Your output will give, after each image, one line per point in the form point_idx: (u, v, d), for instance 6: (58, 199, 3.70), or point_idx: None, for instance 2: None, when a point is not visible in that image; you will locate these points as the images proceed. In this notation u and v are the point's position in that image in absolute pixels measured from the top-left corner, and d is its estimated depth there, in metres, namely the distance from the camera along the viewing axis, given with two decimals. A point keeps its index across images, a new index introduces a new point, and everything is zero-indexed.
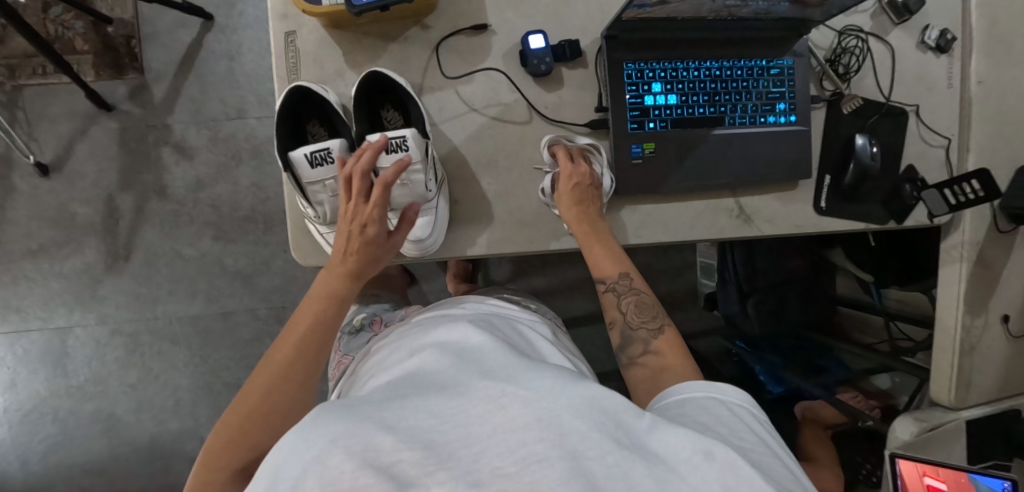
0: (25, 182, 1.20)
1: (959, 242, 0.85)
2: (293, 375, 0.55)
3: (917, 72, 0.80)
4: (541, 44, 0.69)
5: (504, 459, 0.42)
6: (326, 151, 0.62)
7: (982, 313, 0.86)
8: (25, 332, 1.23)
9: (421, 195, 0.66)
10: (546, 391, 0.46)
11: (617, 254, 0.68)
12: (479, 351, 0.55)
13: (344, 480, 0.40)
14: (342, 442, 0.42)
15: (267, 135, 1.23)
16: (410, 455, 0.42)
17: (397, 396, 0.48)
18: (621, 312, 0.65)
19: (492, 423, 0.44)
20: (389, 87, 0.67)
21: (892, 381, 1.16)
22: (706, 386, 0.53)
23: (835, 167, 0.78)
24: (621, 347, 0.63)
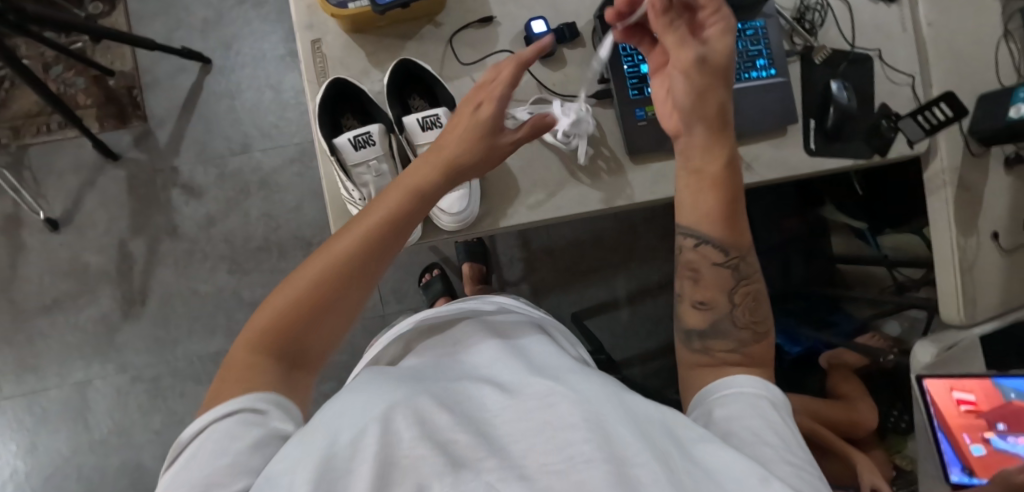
0: (36, 238, 1.22)
1: (940, 169, 0.94)
2: (361, 261, 0.49)
3: (874, 22, 0.89)
4: (543, 28, 0.75)
5: (552, 457, 0.38)
6: (368, 134, 0.67)
7: (973, 233, 0.95)
8: (42, 390, 1.20)
9: None
10: (600, 397, 0.43)
11: (742, 227, 0.58)
12: (529, 351, 0.51)
13: (399, 451, 0.38)
14: (399, 410, 0.40)
15: (273, 165, 1.27)
16: (462, 439, 0.39)
17: (449, 385, 0.45)
18: (728, 300, 0.58)
19: (542, 419, 0.41)
20: (416, 76, 0.73)
21: (901, 327, 1.22)
22: (758, 385, 0.53)
23: (817, 111, 0.86)
24: (714, 331, 0.58)
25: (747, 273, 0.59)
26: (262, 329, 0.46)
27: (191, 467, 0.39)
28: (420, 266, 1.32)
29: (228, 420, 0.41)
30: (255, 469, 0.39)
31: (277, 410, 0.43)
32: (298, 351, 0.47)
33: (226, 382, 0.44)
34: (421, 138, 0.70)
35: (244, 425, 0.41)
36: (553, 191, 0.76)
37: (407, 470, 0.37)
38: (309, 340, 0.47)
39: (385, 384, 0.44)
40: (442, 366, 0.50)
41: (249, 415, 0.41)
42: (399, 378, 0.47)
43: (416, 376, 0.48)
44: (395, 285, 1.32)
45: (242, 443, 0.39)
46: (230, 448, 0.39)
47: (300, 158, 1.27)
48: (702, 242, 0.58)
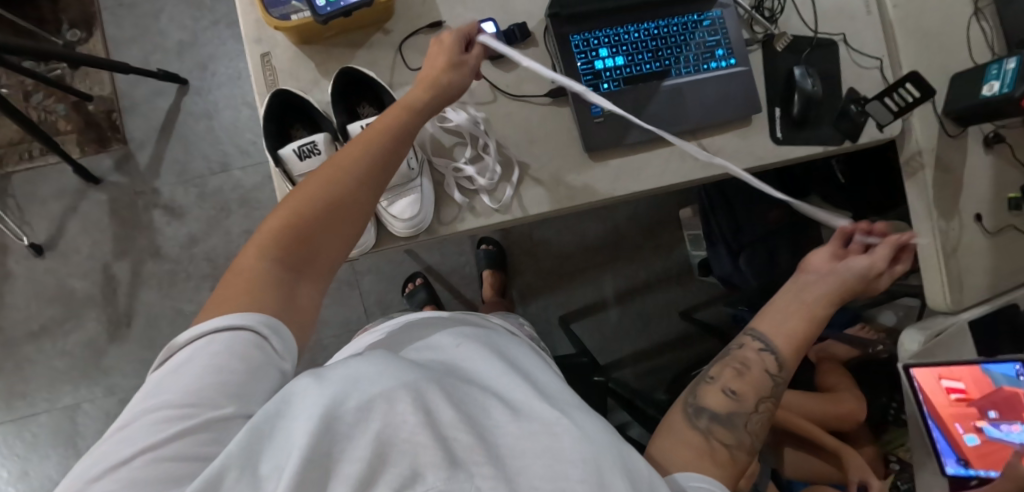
0: (22, 265, 1.23)
1: (915, 152, 0.92)
2: (364, 175, 0.55)
3: (838, 5, 0.88)
4: (493, 30, 0.75)
5: (545, 484, 0.38)
6: (312, 144, 0.66)
7: (955, 216, 0.92)
8: (32, 415, 1.21)
9: (404, 174, 0.70)
10: (603, 441, 0.42)
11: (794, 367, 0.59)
12: (538, 374, 0.51)
13: (402, 432, 0.37)
14: (417, 391, 0.39)
15: (253, 183, 1.28)
16: (464, 436, 0.38)
17: (463, 381, 0.44)
18: (756, 404, 0.56)
19: (543, 444, 0.40)
20: (363, 83, 0.72)
21: (898, 316, 1.14)
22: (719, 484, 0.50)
23: (782, 99, 0.84)
24: (722, 421, 0.54)
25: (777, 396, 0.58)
26: (275, 234, 0.50)
27: (182, 374, 0.42)
28: (401, 276, 1.32)
29: (221, 335, 0.44)
30: (237, 385, 0.42)
31: (271, 333, 0.46)
32: (306, 259, 0.51)
33: (232, 288, 0.47)
34: None
35: (236, 342, 0.44)
36: (507, 189, 0.75)
37: (406, 450, 0.36)
38: (321, 249, 0.52)
39: (405, 361, 0.43)
40: (458, 360, 0.49)
41: (240, 334, 0.44)
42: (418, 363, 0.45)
43: (433, 364, 0.47)
44: (378, 296, 1.31)
45: (233, 357, 0.43)
46: (221, 365, 0.43)
47: None
48: (766, 350, 0.58)
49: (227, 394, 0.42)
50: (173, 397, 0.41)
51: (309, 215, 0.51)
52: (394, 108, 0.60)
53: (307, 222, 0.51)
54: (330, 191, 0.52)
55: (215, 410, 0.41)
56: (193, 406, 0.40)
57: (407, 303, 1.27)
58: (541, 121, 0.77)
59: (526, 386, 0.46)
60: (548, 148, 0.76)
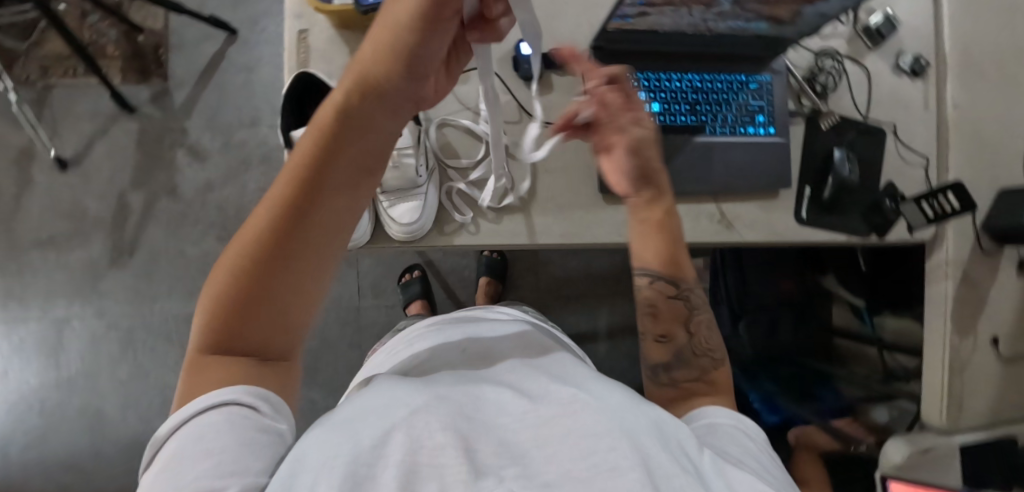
0: (44, 175, 1.25)
1: (942, 261, 0.88)
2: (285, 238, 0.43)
3: (894, 94, 0.84)
4: (530, 51, 0.72)
5: (577, 463, 0.39)
6: None
7: (971, 334, 0.89)
8: (23, 321, 1.23)
9: (410, 180, 0.70)
10: (621, 408, 0.44)
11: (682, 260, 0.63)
12: (548, 365, 0.53)
13: (423, 454, 0.38)
14: (425, 415, 0.40)
15: (278, 143, 1.29)
16: (485, 447, 0.39)
17: (473, 390, 0.46)
18: (684, 332, 0.62)
19: (565, 429, 0.42)
20: None
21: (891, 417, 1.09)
22: (733, 417, 0.53)
23: (814, 178, 0.81)
24: (670, 365, 0.61)
25: (698, 303, 0.63)
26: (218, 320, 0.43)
27: (171, 466, 0.37)
28: (398, 263, 1.32)
29: (211, 414, 0.40)
30: (230, 462, 0.37)
31: (259, 400, 0.42)
32: (258, 340, 0.44)
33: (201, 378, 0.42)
34: None
35: (230, 416, 0.40)
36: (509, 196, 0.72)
37: (432, 471, 0.37)
38: (266, 331, 0.44)
39: (409, 389, 0.45)
40: (467, 374, 0.50)
41: (236, 407, 0.41)
42: (424, 384, 0.47)
43: (442, 380, 0.48)
44: (372, 280, 1.31)
45: (225, 433, 0.39)
46: (212, 441, 0.38)
47: None
48: (653, 279, 0.62)
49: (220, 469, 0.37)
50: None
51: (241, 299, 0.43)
52: (317, 128, 0.43)
53: (243, 309, 0.43)
54: (258, 268, 0.43)
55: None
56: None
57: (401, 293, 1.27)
58: (561, 152, 0.74)
59: (535, 384, 0.47)
60: (562, 180, 0.74)
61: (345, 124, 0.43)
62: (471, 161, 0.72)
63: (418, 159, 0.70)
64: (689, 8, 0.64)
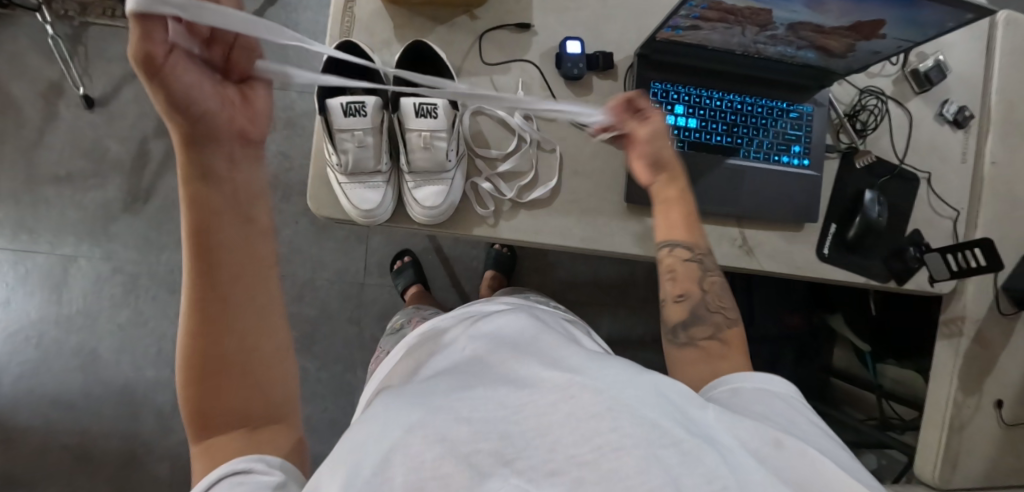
0: (70, 112, 1.25)
1: (959, 315, 0.88)
2: (203, 315, 0.46)
3: (933, 142, 0.83)
4: (577, 50, 0.71)
5: (581, 447, 0.40)
6: (361, 104, 0.64)
7: (975, 393, 0.88)
8: (31, 253, 1.23)
9: (440, 163, 0.68)
10: (616, 383, 0.44)
11: (699, 231, 0.66)
12: (539, 343, 0.51)
13: (424, 468, 0.38)
14: (417, 429, 0.40)
15: (304, 110, 1.29)
16: (487, 445, 0.40)
17: (461, 388, 0.45)
18: (701, 288, 0.63)
19: (564, 413, 0.42)
20: (428, 61, 0.69)
21: (878, 463, 1.16)
22: (761, 380, 0.54)
23: (841, 217, 0.80)
24: (684, 323, 0.62)
25: (711, 266, 0.65)
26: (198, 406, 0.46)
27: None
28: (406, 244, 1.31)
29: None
30: None
31: (252, 461, 0.43)
32: (252, 409, 0.47)
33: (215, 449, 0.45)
34: (411, 122, 0.67)
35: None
36: (541, 192, 0.71)
37: (437, 484, 0.38)
38: (241, 397, 0.47)
39: (402, 397, 0.44)
40: (461, 366, 0.50)
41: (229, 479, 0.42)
42: (416, 386, 0.46)
43: (437, 378, 0.48)
44: (379, 258, 1.31)
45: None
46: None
47: None
48: (675, 247, 0.65)
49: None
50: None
51: (199, 375, 0.46)
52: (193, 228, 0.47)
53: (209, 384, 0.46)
54: (197, 349, 0.46)
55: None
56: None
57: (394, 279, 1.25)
58: (592, 155, 0.73)
59: (528, 369, 0.47)
60: (588, 184, 0.73)
61: (197, 197, 0.47)
62: (502, 153, 0.72)
63: (450, 144, 0.68)
64: (743, 28, 0.64)
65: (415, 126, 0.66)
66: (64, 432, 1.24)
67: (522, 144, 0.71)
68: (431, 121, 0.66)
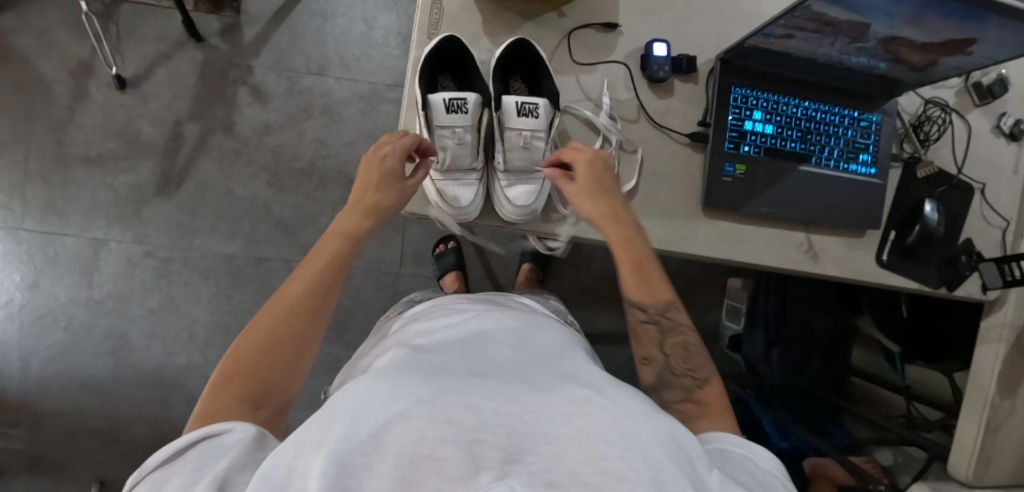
0: (100, 91, 1.21)
1: (999, 322, 0.92)
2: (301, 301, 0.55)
3: (988, 154, 0.85)
4: (663, 53, 0.74)
5: (585, 467, 0.39)
6: (464, 101, 0.69)
7: (1010, 396, 0.90)
8: (60, 236, 1.20)
9: (533, 162, 0.72)
10: (635, 416, 0.43)
11: (658, 285, 0.64)
12: (558, 362, 0.52)
13: (423, 447, 0.39)
14: (426, 407, 0.41)
15: (341, 96, 1.27)
16: (490, 439, 0.40)
17: (478, 377, 0.46)
18: (662, 352, 0.62)
19: (575, 428, 0.42)
20: (526, 58, 0.74)
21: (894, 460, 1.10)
22: (744, 445, 0.51)
23: (901, 224, 0.82)
24: (656, 387, 0.60)
25: (674, 325, 0.63)
26: (225, 373, 0.50)
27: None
28: (440, 234, 1.30)
29: (191, 449, 0.43)
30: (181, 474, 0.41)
31: (218, 439, 0.44)
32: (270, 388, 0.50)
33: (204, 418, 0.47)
34: (511, 120, 0.71)
35: (205, 454, 0.43)
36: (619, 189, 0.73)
37: (433, 465, 0.38)
38: (276, 373, 0.51)
39: (416, 375, 0.45)
40: (473, 359, 0.51)
41: (211, 440, 0.44)
42: (431, 368, 0.47)
43: (448, 365, 0.49)
44: (415, 249, 1.30)
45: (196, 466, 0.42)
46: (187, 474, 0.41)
47: (369, 97, 1.27)
48: (636, 312, 0.63)
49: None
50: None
51: (260, 346, 0.52)
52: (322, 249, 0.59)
53: (252, 360, 0.51)
54: (264, 338, 0.53)
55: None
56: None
57: (435, 263, 1.26)
58: (671, 157, 0.76)
59: (548, 381, 0.47)
60: (667, 186, 0.76)
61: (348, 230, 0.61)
62: None
63: (546, 143, 0.72)
64: (835, 39, 0.66)
65: (515, 125, 0.70)
66: (93, 416, 1.22)
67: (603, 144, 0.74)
68: (532, 120, 0.71)
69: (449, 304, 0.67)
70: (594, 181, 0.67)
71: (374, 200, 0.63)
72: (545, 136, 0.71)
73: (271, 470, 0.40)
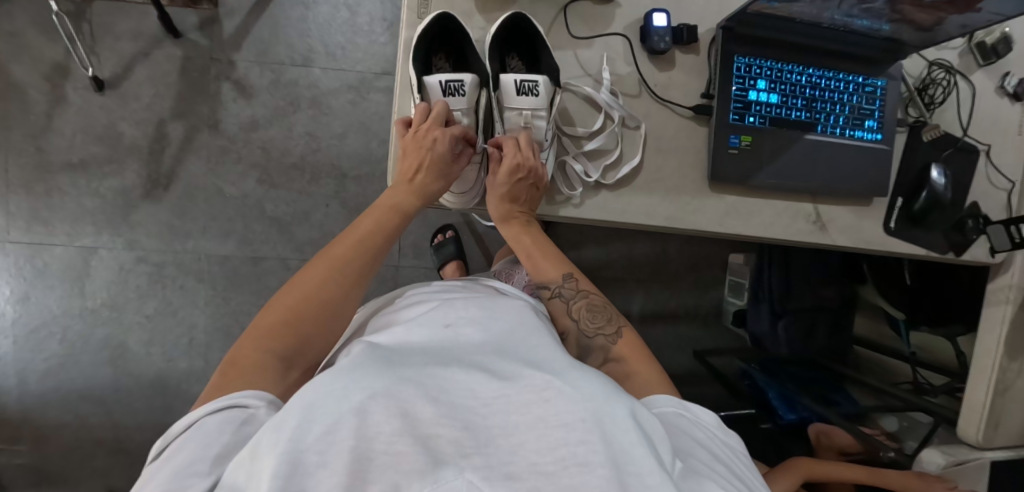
0: (78, 94, 1.17)
1: (1006, 285, 0.88)
2: (349, 271, 0.60)
3: (993, 115, 0.84)
4: (663, 23, 0.72)
5: (545, 456, 0.37)
6: (460, 83, 0.68)
7: (1019, 358, 0.88)
8: (48, 246, 1.17)
9: (536, 143, 0.71)
10: (598, 398, 0.41)
11: (559, 260, 0.69)
12: (520, 341, 0.49)
13: (379, 443, 0.37)
14: (382, 400, 0.38)
15: (329, 87, 1.23)
16: (448, 431, 0.38)
17: (438, 365, 0.43)
18: (574, 322, 0.64)
19: (535, 417, 0.40)
20: (523, 33, 0.72)
21: (899, 425, 1.14)
22: (676, 402, 0.52)
23: (907, 191, 0.80)
24: (581, 356, 0.62)
25: (572, 295, 0.66)
26: (260, 333, 0.53)
27: (169, 461, 0.42)
28: (437, 223, 1.28)
29: (213, 416, 0.45)
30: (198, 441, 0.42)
31: (241, 407, 0.46)
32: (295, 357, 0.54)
33: (226, 379, 0.49)
34: (512, 100, 0.70)
35: (231, 424, 0.44)
36: (624, 166, 0.72)
37: (389, 461, 0.36)
38: (313, 337, 0.56)
39: (371, 367, 0.42)
40: (432, 346, 0.48)
41: (233, 410, 0.46)
42: (388, 358, 0.44)
43: (406, 353, 0.46)
44: (414, 240, 1.27)
45: (221, 435, 0.43)
46: (209, 440, 0.42)
47: (358, 87, 1.24)
48: (555, 297, 0.66)
49: (209, 462, 0.41)
50: (153, 484, 0.41)
51: (297, 318, 0.55)
52: (360, 229, 0.64)
53: (294, 321, 0.55)
54: (286, 316, 0.55)
55: (195, 482, 0.39)
56: (172, 486, 0.39)
57: (433, 254, 1.22)
58: (676, 132, 0.75)
59: (509, 363, 0.44)
60: (672, 162, 0.74)
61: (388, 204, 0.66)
62: (587, 131, 0.73)
63: (548, 122, 0.71)
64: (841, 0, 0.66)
65: (515, 104, 0.69)
66: (97, 427, 1.20)
67: (604, 119, 0.73)
68: (532, 99, 0.69)
69: (410, 291, 0.64)
70: (516, 183, 0.69)
71: (423, 182, 0.67)
72: (547, 115, 0.70)
73: (232, 478, 0.38)
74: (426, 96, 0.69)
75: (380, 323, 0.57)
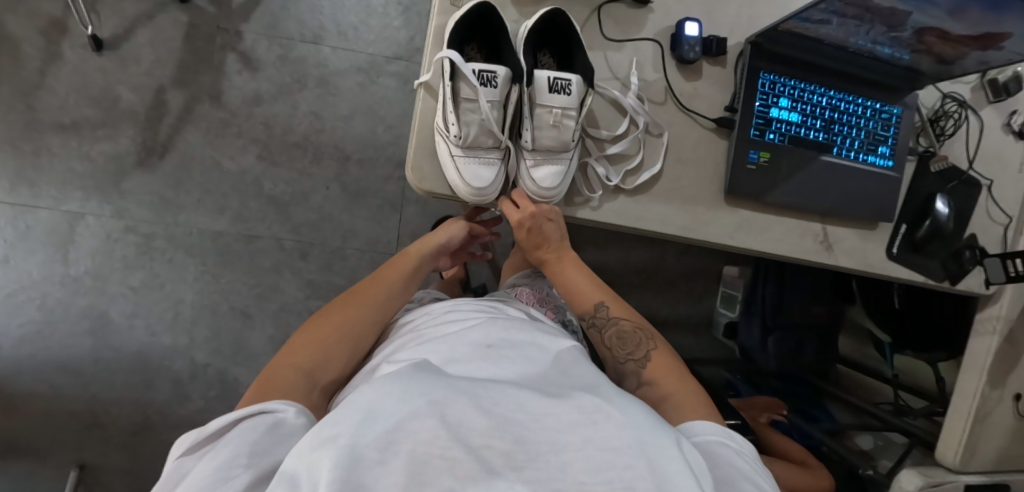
0: (74, 53, 1.13)
1: (994, 315, 0.92)
2: (372, 301, 0.66)
3: (998, 151, 0.86)
4: (694, 32, 0.72)
5: (595, 476, 0.37)
6: (493, 74, 0.66)
7: (999, 387, 0.91)
8: (32, 208, 1.13)
9: (564, 143, 0.69)
10: (644, 426, 0.40)
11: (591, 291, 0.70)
12: (564, 367, 0.48)
13: (434, 446, 0.36)
14: (439, 409, 0.38)
15: (338, 68, 1.21)
16: (500, 443, 0.37)
17: (489, 382, 0.42)
18: (607, 352, 0.66)
19: (585, 436, 0.39)
20: (558, 30, 0.71)
21: (874, 444, 1.18)
22: (721, 431, 0.52)
23: (911, 218, 0.82)
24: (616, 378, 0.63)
25: (604, 323, 0.67)
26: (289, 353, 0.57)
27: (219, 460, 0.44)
28: (438, 215, 1.27)
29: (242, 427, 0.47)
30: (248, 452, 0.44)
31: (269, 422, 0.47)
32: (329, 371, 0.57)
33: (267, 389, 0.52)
34: (546, 97, 0.68)
35: (252, 426, 0.46)
36: (647, 170, 0.73)
37: (445, 465, 0.36)
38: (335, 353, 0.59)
39: (425, 374, 0.41)
40: (480, 365, 0.47)
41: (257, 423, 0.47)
42: (438, 369, 0.43)
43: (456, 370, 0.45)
44: (412, 229, 1.26)
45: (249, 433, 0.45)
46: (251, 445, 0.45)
47: (367, 69, 1.22)
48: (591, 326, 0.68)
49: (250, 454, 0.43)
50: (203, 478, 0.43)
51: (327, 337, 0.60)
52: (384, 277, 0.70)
53: (322, 336, 0.59)
54: (313, 339, 0.59)
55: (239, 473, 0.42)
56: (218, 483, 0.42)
57: None
58: (696, 143, 0.75)
59: (559, 387, 0.44)
60: (691, 172, 0.75)
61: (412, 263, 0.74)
62: (611, 134, 0.73)
63: (577, 122, 0.69)
64: (871, 26, 0.67)
65: (548, 101, 0.68)
66: (72, 399, 1.16)
67: (631, 122, 0.73)
68: (564, 97, 0.68)
69: (438, 308, 0.63)
70: (529, 236, 0.72)
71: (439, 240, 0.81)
72: (576, 114, 0.69)
73: (295, 466, 0.37)
74: (456, 83, 0.66)
75: (417, 336, 0.55)
